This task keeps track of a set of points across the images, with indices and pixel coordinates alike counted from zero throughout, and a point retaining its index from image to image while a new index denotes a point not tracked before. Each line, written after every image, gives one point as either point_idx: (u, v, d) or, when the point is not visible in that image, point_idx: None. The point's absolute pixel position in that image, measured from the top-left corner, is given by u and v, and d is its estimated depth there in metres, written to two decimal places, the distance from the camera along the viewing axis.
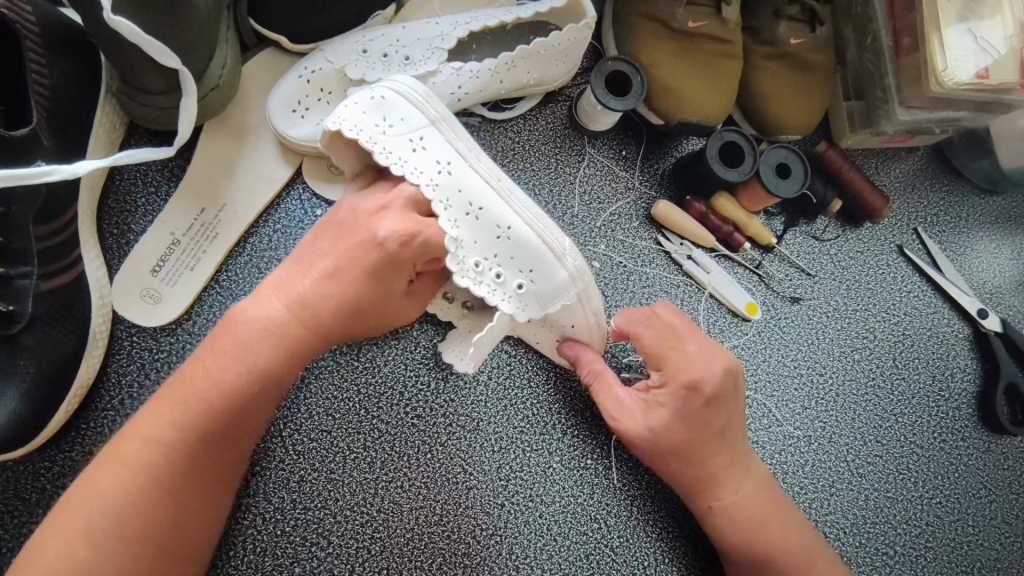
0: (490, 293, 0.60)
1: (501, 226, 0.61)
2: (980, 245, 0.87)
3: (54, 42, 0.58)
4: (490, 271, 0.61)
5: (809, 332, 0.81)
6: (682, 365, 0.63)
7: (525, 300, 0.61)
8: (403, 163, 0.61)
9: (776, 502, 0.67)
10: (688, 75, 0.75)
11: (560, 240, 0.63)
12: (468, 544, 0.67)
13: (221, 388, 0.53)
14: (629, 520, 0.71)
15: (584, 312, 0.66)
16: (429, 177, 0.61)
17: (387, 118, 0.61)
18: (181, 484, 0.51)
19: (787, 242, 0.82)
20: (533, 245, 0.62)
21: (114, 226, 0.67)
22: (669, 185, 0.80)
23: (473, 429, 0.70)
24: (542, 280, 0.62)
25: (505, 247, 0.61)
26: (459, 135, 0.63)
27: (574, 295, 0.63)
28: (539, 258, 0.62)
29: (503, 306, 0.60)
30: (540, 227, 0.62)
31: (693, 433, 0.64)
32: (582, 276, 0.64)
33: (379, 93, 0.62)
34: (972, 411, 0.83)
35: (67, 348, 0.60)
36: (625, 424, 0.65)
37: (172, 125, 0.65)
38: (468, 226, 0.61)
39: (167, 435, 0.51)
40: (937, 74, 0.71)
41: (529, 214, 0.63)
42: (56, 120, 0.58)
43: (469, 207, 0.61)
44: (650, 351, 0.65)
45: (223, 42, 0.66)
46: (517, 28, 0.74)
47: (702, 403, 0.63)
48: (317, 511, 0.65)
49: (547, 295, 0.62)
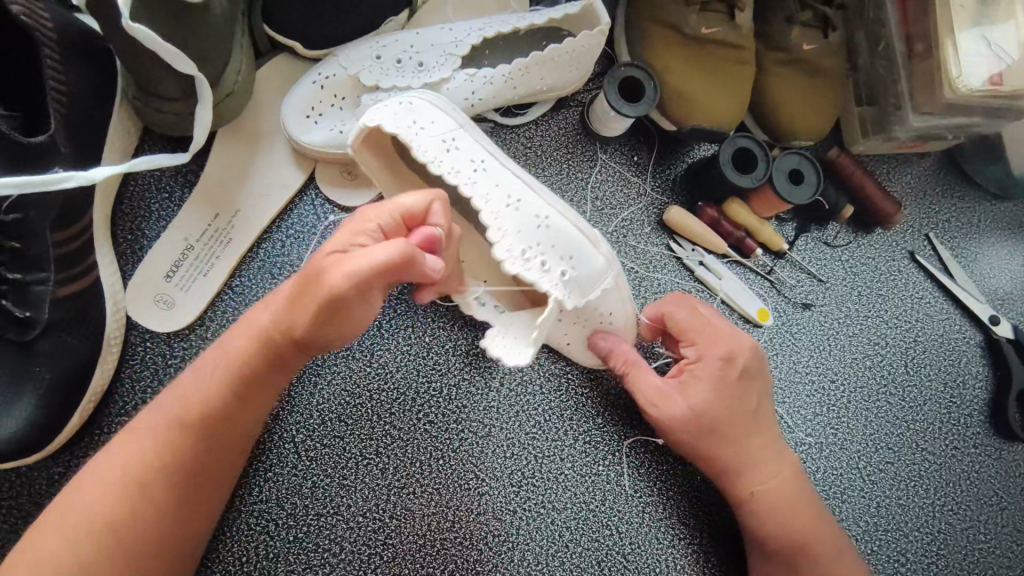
0: (536, 279, 0.57)
1: (539, 216, 0.59)
2: (992, 251, 0.87)
3: (71, 49, 0.58)
4: (535, 260, 0.58)
5: (821, 339, 0.81)
6: (717, 342, 0.65)
7: (570, 288, 0.58)
8: (438, 161, 0.61)
9: (801, 494, 0.66)
10: (701, 81, 0.75)
11: (595, 231, 0.62)
12: (480, 550, 0.67)
13: (195, 411, 0.55)
14: (642, 527, 0.71)
15: (621, 299, 0.65)
16: (466, 173, 0.60)
17: (419, 118, 0.61)
18: (147, 487, 0.52)
19: (799, 248, 0.82)
20: (573, 233, 0.60)
21: (128, 232, 0.67)
22: (681, 191, 0.80)
23: (486, 435, 0.70)
24: (584, 267, 0.59)
25: (547, 235, 0.59)
26: (482, 138, 0.64)
27: (610, 283, 0.62)
28: (581, 245, 0.59)
29: (552, 292, 0.57)
30: (574, 219, 0.61)
31: (732, 408, 0.65)
32: (615, 266, 0.62)
33: (406, 100, 0.63)
34: (984, 417, 0.83)
35: (82, 354, 0.60)
36: (664, 408, 0.64)
37: (187, 130, 0.65)
38: (511, 217, 0.59)
39: (142, 436, 0.54)
40: (951, 81, 0.71)
41: (563, 208, 0.62)
42: (72, 126, 0.58)
43: (508, 198, 0.60)
44: (682, 330, 0.66)
45: (238, 48, 0.66)
46: (530, 33, 0.74)
47: (737, 376, 0.65)
48: (330, 517, 0.65)
49: (587, 283, 0.60)
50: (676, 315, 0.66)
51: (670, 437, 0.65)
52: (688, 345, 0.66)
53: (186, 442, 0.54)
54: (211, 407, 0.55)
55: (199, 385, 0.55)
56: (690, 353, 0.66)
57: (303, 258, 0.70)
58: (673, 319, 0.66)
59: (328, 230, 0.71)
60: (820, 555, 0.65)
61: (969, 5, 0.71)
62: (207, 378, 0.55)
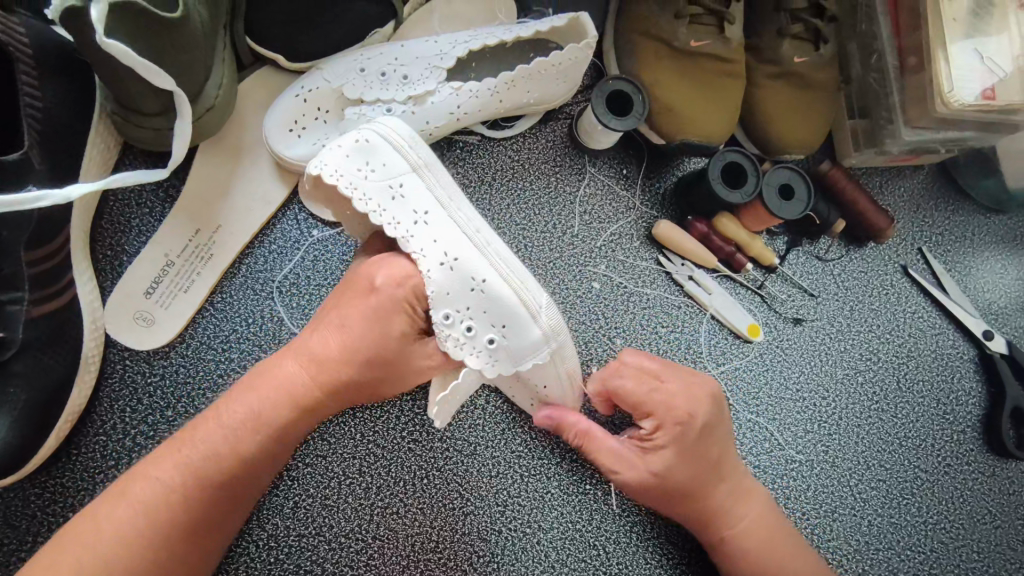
0: (457, 348, 0.58)
1: (475, 279, 0.58)
2: (986, 266, 0.86)
3: (46, 64, 0.57)
4: (460, 323, 0.58)
5: (813, 355, 0.80)
6: (673, 406, 0.63)
7: (496, 356, 0.59)
8: (380, 211, 0.59)
9: (781, 543, 0.65)
10: (690, 94, 0.74)
11: (537, 298, 0.60)
12: (464, 571, 0.66)
13: (233, 457, 0.53)
14: (630, 547, 0.70)
15: (558, 372, 0.64)
16: (405, 226, 0.59)
17: (369, 162, 0.59)
18: (174, 533, 0.51)
19: (790, 262, 0.81)
20: (507, 301, 0.58)
21: (108, 247, 0.66)
22: (671, 206, 0.79)
23: (471, 454, 0.69)
24: (513, 337, 0.58)
25: (478, 299, 0.58)
26: (439, 181, 0.60)
27: (546, 355, 0.60)
28: (513, 314, 0.58)
29: (468, 362, 0.58)
30: (516, 285, 0.59)
31: (693, 468, 0.63)
32: (556, 335, 0.61)
33: (364, 136, 0.60)
34: (977, 434, 0.82)
35: (58, 374, 0.59)
36: (626, 475, 0.64)
37: (166, 145, 0.64)
38: (443, 276, 0.58)
39: (164, 480, 0.51)
40: (943, 95, 0.69)
41: (507, 268, 0.59)
42: (49, 142, 0.58)
43: (443, 256, 0.58)
44: (634, 393, 0.64)
45: (219, 62, 0.65)
46: (517, 46, 0.73)
47: (696, 438, 0.63)
48: (312, 538, 0.64)
49: (518, 352, 0.59)
50: (627, 376, 0.65)
51: (638, 495, 0.65)
52: (640, 410, 0.64)
53: (219, 479, 0.52)
54: (248, 447, 0.53)
55: (235, 421, 0.54)
56: (643, 419, 0.64)
57: (286, 274, 0.69)
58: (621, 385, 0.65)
59: (311, 245, 0.70)
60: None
61: (962, 18, 0.70)
62: (246, 410, 0.54)
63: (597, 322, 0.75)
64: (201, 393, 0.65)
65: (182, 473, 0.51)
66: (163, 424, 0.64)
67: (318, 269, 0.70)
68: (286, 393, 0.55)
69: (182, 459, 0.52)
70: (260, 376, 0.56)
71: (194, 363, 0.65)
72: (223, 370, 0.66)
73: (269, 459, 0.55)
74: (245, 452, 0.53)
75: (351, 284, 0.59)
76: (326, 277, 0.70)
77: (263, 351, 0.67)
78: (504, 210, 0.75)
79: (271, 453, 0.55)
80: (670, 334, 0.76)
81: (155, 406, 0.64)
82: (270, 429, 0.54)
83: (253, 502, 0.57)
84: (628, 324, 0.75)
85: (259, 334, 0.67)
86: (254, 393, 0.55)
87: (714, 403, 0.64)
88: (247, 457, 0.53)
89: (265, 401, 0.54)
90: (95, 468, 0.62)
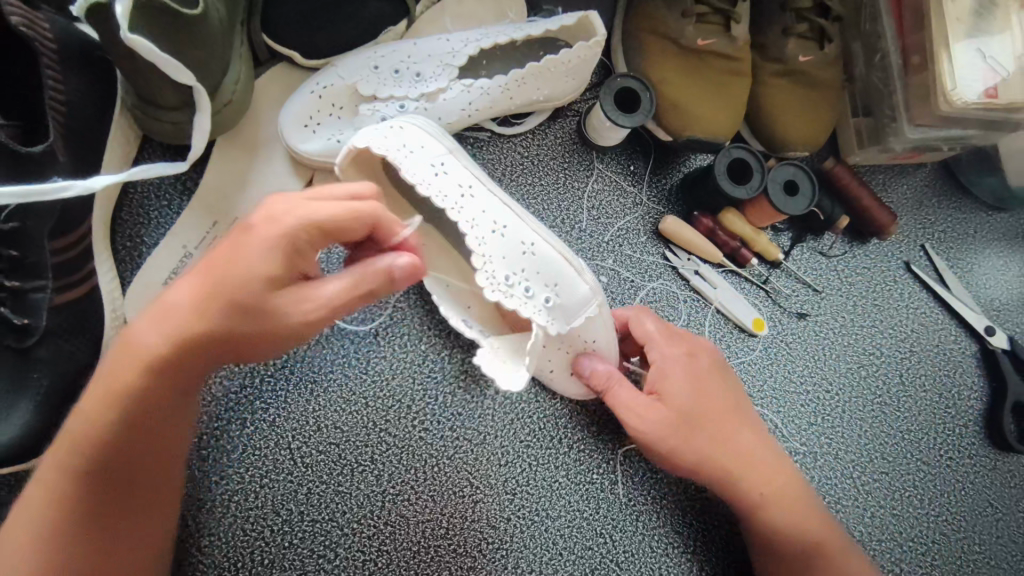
0: (520, 307, 0.59)
1: (525, 242, 0.60)
2: (989, 263, 0.87)
3: (70, 60, 0.59)
4: (519, 285, 0.60)
5: (817, 348, 0.81)
6: (676, 339, 0.68)
7: (554, 315, 0.60)
8: (426, 185, 0.61)
9: (794, 489, 0.67)
10: (697, 91, 0.75)
11: (578, 257, 0.62)
12: (474, 557, 0.68)
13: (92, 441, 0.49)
14: (635, 536, 0.71)
15: (602, 325, 0.64)
16: (453, 197, 0.61)
17: (408, 142, 0.62)
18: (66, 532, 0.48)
19: (795, 258, 0.82)
20: (557, 260, 0.60)
21: (127, 238, 0.67)
22: (677, 201, 0.81)
23: (481, 442, 0.70)
24: (568, 295, 0.60)
25: (531, 262, 0.60)
26: (473, 160, 0.65)
27: (598, 309, 0.62)
28: (565, 272, 0.60)
29: (535, 320, 0.59)
30: (562, 245, 0.61)
31: (715, 391, 0.67)
32: (602, 293, 0.62)
33: (398, 122, 0.63)
34: (979, 429, 0.83)
35: (79, 361, 0.60)
36: (649, 417, 0.63)
37: (185, 139, 0.66)
38: (496, 242, 0.60)
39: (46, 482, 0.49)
40: (946, 93, 0.71)
41: (551, 233, 0.62)
42: (72, 136, 0.59)
43: (493, 224, 0.61)
44: (654, 320, 0.68)
45: (237, 59, 0.67)
46: (526, 44, 0.75)
47: (701, 369, 0.67)
48: (324, 523, 0.66)
49: (572, 309, 0.60)
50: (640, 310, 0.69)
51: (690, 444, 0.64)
52: (659, 346, 0.67)
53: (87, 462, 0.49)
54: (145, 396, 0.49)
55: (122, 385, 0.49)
56: (666, 348, 0.66)
57: None
58: (648, 325, 0.68)
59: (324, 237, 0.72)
60: (836, 553, 0.65)
61: (964, 18, 0.71)
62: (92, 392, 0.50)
63: None
64: (219, 382, 0.67)
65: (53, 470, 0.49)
66: None
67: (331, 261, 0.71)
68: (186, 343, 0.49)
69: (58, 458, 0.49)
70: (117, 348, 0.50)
71: None
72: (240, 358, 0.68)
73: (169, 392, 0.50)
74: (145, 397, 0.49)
75: (255, 238, 0.50)
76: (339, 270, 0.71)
77: None
78: (513, 204, 0.77)
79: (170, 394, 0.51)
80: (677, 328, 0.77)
81: None
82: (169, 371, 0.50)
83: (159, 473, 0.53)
84: None
85: None
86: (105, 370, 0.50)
87: (706, 343, 0.70)
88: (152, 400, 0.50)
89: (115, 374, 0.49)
90: None
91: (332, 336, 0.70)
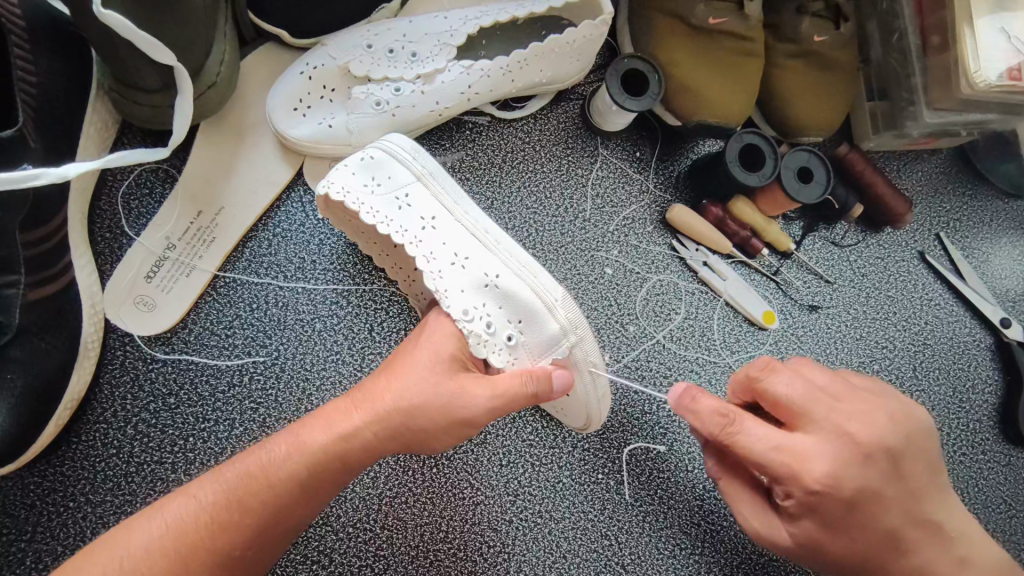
0: (479, 346, 0.57)
1: (488, 275, 0.59)
2: (1005, 252, 0.84)
3: (41, 38, 0.55)
4: (479, 320, 0.58)
5: (827, 341, 0.78)
6: (815, 454, 0.50)
7: (517, 353, 0.59)
8: (388, 221, 0.60)
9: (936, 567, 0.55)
10: (706, 73, 0.71)
11: (552, 291, 0.59)
12: (475, 561, 0.65)
13: (270, 476, 0.49)
14: (642, 537, 0.69)
15: (582, 371, 0.61)
16: (413, 231, 0.60)
17: (375, 176, 0.60)
18: (195, 540, 0.46)
19: (806, 248, 0.79)
20: (522, 295, 0.59)
21: (106, 229, 0.64)
22: (685, 189, 0.77)
23: (482, 442, 0.67)
24: (532, 333, 0.58)
25: (493, 296, 0.59)
26: (445, 188, 0.62)
27: (567, 347, 0.59)
28: (528, 309, 0.58)
29: (492, 360, 0.58)
30: (531, 279, 0.59)
31: (858, 521, 0.52)
32: (577, 328, 0.59)
33: (368, 152, 0.61)
34: (994, 423, 0.80)
35: (56, 359, 0.57)
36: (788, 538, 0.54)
37: (165, 124, 0.62)
38: (456, 276, 0.59)
39: (249, 525, 0.48)
40: (968, 75, 0.67)
41: (519, 264, 0.60)
42: (44, 120, 0.55)
43: (453, 256, 0.59)
44: (793, 407, 0.52)
45: (221, 37, 0.63)
46: (529, 23, 0.71)
47: (843, 501, 0.51)
48: (319, 528, 0.63)
49: (538, 347, 0.59)
50: (777, 390, 0.53)
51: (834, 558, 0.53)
52: (792, 476, 0.50)
53: (252, 501, 0.48)
54: (270, 515, 0.49)
55: (181, 510, 0.47)
56: (798, 478, 0.50)
57: (291, 258, 0.67)
58: (753, 437, 0.51)
59: (317, 228, 0.68)
60: None
61: None
62: (289, 451, 0.50)
63: (611, 308, 0.73)
64: (205, 380, 0.63)
65: (227, 491, 0.48)
66: (165, 412, 0.62)
67: (323, 252, 0.68)
68: (339, 409, 0.53)
69: (271, 497, 0.49)
70: (284, 447, 0.51)
71: (197, 348, 0.64)
72: (226, 356, 0.64)
73: (321, 495, 0.52)
74: (268, 510, 0.49)
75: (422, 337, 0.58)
76: (332, 261, 0.68)
77: (268, 336, 0.65)
78: (514, 193, 0.73)
79: (268, 481, 0.49)
80: (684, 321, 0.74)
81: (157, 394, 0.63)
82: (332, 434, 0.51)
83: (275, 538, 0.50)
84: (641, 310, 0.73)
85: (265, 319, 0.66)
86: (283, 449, 0.51)
87: (877, 436, 0.51)
88: (265, 536, 0.49)
89: (302, 449, 0.50)
90: (96, 457, 0.60)
91: (324, 331, 0.67)
